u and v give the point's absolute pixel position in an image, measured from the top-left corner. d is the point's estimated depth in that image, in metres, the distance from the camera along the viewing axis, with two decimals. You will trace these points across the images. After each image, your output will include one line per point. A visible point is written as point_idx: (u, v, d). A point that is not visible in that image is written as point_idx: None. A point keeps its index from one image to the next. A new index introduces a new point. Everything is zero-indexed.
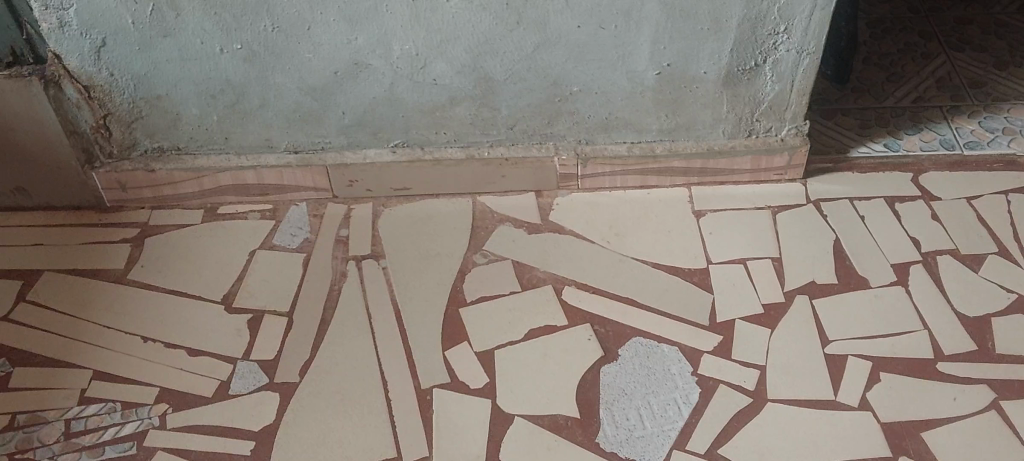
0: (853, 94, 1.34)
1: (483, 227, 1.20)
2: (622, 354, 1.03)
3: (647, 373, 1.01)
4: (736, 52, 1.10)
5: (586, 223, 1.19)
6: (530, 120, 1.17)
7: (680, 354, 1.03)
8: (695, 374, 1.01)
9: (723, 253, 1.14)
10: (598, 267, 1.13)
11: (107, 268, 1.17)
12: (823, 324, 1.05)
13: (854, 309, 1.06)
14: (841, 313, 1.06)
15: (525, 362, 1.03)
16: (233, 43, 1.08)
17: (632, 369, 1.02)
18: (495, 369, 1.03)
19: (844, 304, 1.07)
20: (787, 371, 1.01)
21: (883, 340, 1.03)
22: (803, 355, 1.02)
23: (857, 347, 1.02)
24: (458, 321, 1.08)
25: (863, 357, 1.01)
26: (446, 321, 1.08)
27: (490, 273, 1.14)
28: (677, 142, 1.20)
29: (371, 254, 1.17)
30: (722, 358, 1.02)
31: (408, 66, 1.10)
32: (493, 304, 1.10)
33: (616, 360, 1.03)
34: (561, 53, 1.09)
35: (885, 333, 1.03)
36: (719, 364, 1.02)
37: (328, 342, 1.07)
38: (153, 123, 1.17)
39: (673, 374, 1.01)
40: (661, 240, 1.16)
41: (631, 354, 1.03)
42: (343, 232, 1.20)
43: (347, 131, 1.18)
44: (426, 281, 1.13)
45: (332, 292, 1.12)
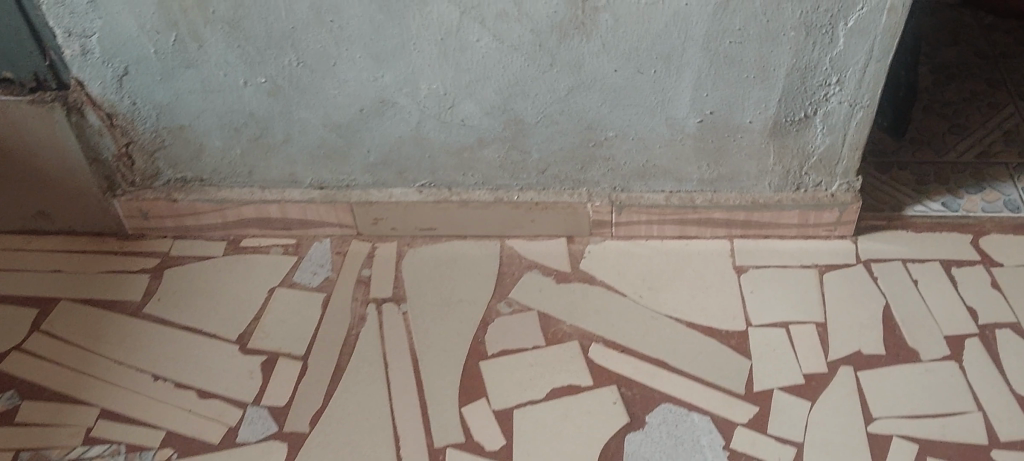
0: (914, 146, 1.25)
1: (510, 274, 1.15)
2: (648, 421, 0.98)
3: (674, 443, 0.95)
4: (784, 102, 1.03)
5: (619, 275, 1.14)
6: (564, 164, 1.11)
7: (712, 425, 0.97)
8: (726, 448, 0.95)
9: (762, 315, 1.08)
10: (630, 324, 1.08)
11: (125, 299, 1.15)
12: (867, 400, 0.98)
13: (900, 385, 0.99)
14: (885, 389, 0.99)
15: (545, 425, 0.98)
16: (258, 76, 1.04)
17: (658, 438, 0.96)
18: (513, 431, 0.98)
19: (890, 379, 1.00)
20: (825, 449, 0.94)
21: (931, 421, 0.96)
22: (843, 433, 0.95)
23: (902, 427, 0.95)
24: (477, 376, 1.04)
25: (908, 439, 0.94)
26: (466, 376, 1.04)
27: (514, 326, 1.09)
28: (719, 193, 1.13)
29: (392, 297, 1.13)
30: (756, 432, 0.96)
31: (436, 105, 1.06)
32: (515, 360, 1.05)
33: (641, 428, 0.97)
34: (597, 97, 1.04)
35: (934, 414, 0.96)
36: (752, 438, 0.95)
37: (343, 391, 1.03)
38: (176, 153, 1.14)
39: (702, 445, 0.95)
40: (697, 298, 1.10)
41: (660, 421, 0.98)
42: (365, 272, 1.16)
43: (373, 169, 1.14)
44: (447, 331, 1.09)
45: (349, 337, 1.08)
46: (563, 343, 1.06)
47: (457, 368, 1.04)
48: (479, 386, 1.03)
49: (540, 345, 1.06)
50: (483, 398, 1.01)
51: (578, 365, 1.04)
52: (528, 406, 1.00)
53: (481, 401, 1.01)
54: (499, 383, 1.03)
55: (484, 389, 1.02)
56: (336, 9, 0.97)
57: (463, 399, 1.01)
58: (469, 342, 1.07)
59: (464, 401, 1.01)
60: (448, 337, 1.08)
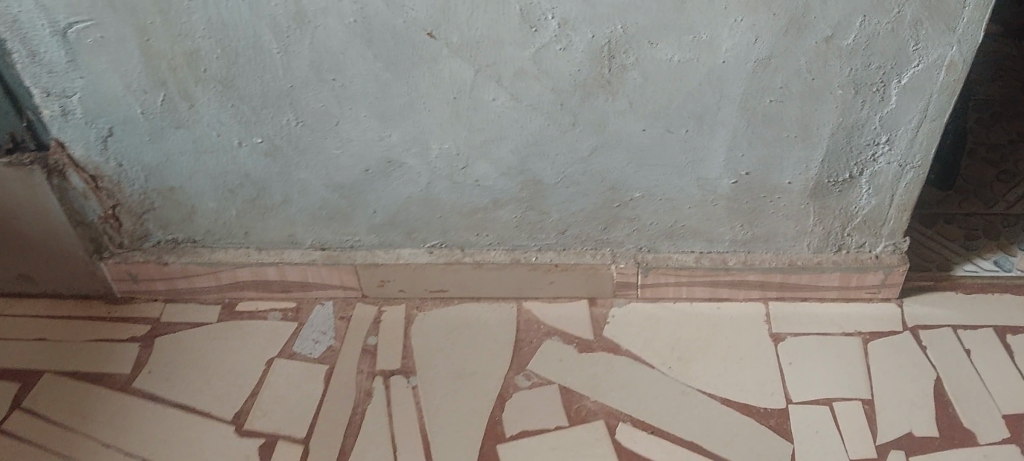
0: (960, 196, 1.17)
1: (528, 342, 1.06)
2: None
3: None
4: (827, 162, 0.94)
5: (645, 343, 1.05)
6: (586, 224, 1.03)
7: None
8: None
9: (804, 391, 0.99)
10: (660, 401, 0.99)
11: (113, 372, 1.06)
12: None
13: None
14: None
15: None
16: (253, 136, 0.96)
17: None
18: None
19: None
20: None
21: None
22: None
23: None
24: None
25: None
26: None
27: (533, 402, 1.00)
28: (753, 253, 1.05)
29: (400, 369, 1.04)
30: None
31: (447, 166, 0.97)
32: (534, 443, 0.96)
33: None
34: (623, 157, 0.95)
35: None
36: None
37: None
38: (166, 215, 1.05)
39: None
40: (732, 370, 1.02)
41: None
42: (370, 340, 1.07)
43: (379, 230, 1.05)
44: (460, 408, 1.00)
45: (354, 416, 1.00)
46: (587, 422, 0.98)
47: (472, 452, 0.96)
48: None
49: (562, 425, 0.98)
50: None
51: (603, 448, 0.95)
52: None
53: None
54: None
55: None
56: (337, 67, 0.89)
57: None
58: (484, 423, 0.98)
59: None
60: (461, 416, 0.99)
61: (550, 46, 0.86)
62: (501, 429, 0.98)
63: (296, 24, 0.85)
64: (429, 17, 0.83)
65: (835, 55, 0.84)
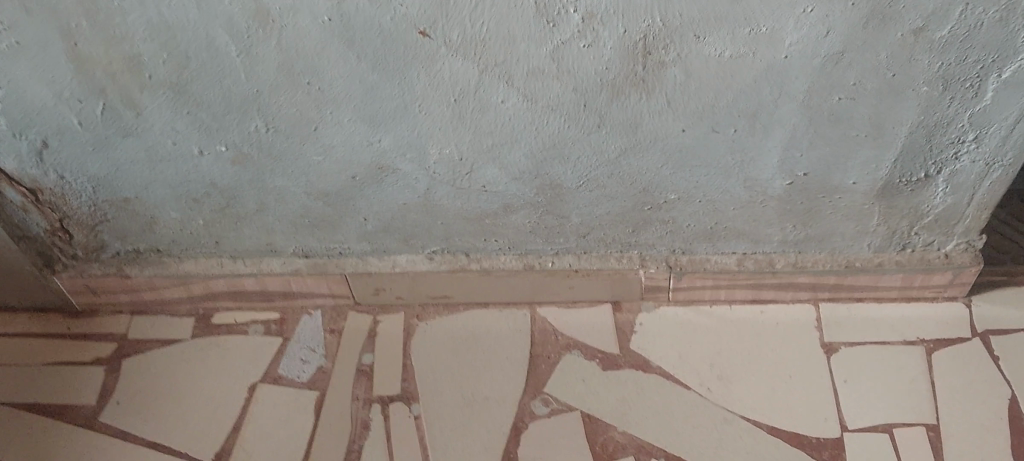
0: (1023, 195, 1.06)
1: (545, 358, 0.93)
2: None
3: None
4: (901, 162, 0.79)
5: (680, 358, 0.92)
6: (611, 227, 0.88)
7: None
8: None
9: (862, 414, 0.88)
10: (697, 432, 0.88)
11: (76, 402, 0.94)
12: None
13: None
14: None
15: None
16: (216, 144, 0.80)
17: None
18: None
19: None
20: None
21: None
22: None
23: None
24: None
25: None
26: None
27: (552, 434, 0.88)
28: (804, 254, 0.91)
29: (401, 394, 0.92)
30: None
31: (450, 172, 0.82)
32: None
33: None
34: (657, 159, 0.80)
35: None
36: None
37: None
38: (123, 225, 0.91)
39: None
40: (779, 389, 0.90)
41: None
42: (366, 358, 0.94)
43: (371, 237, 0.91)
44: (469, 443, 0.88)
45: (350, 454, 0.88)
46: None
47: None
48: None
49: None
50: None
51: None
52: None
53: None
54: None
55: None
56: (313, 69, 0.72)
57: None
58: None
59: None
60: (470, 453, 0.87)
61: (573, 42, 0.70)
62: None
63: (259, 23, 0.68)
64: (423, 12, 0.67)
65: (923, 48, 0.68)
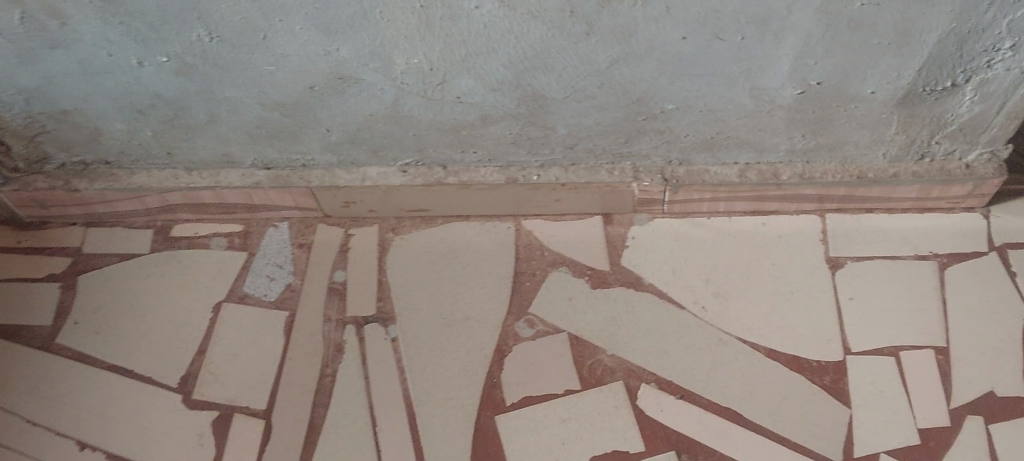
0: None
1: (529, 275, 0.86)
2: None
3: None
4: (926, 71, 0.70)
5: (674, 274, 0.86)
6: (601, 138, 0.80)
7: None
8: None
9: (866, 336, 0.82)
10: (692, 355, 0.82)
11: (32, 322, 0.88)
12: None
13: None
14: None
15: None
16: (155, 55, 0.71)
17: None
18: None
19: None
20: None
21: None
22: None
23: None
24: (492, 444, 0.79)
25: None
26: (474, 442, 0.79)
27: (536, 358, 0.82)
28: (813, 163, 0.83)
29: (376, 315, 0.86)
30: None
31: (420, 84, 0.73)
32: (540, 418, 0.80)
33: None
34: (652, 68, 0.71)
35: None
36: None
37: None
38: (65, 137, 0.82)
39: None
40: (778, 309, 0.84)
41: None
42: (338, 276, 0.88)
43: (336, 149, 0.83)
44: (449, 367, 0.83)
45: (323, 380, 0.83)
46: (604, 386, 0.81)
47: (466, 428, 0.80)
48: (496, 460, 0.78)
49: (574, 391, 0.81)
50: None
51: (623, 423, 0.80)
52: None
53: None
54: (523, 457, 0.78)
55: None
56: None
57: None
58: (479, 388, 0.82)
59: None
60: (450, 378, 0.82)
61: None
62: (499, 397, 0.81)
63: None
64: None
65: None
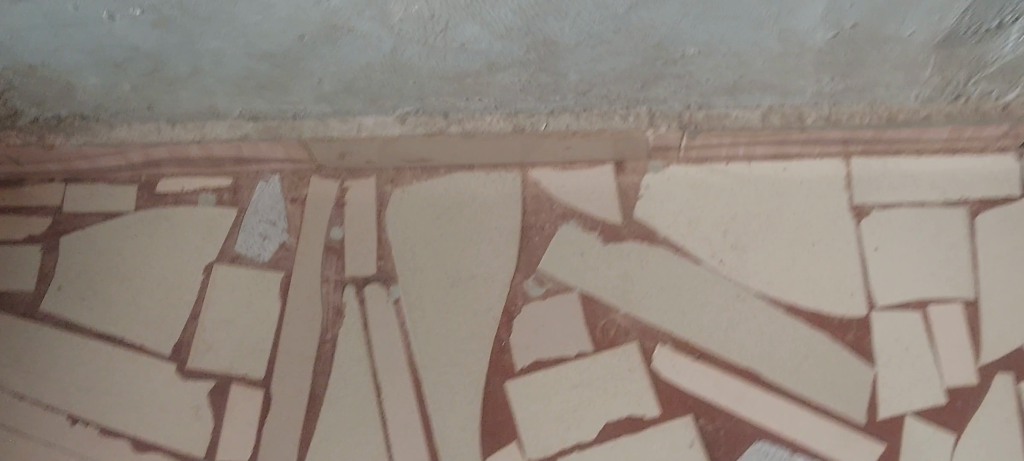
0: None
1: (539, 229, 0.82)
2: None
3: None
4: (972, 12, 0.64)
5: (690, 226, 0.81)
6: (616, 84, 0.74)
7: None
8: None
9: (892, 288, 0.79)
10: (710, 313, 0.79)
11: (15, 288, 0.85)
12: None
13: None
14: None
15: None
16: (128, 7, 0.64)
17: None
18: None
19: None
20: None
21: None
22: None
23: None
24: (506, 413, 0.78)
25: None
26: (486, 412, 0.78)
27: (550, 320, 0.79)
28: (841, 105, 0.77)
29: (378, 274, 0.82)
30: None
31: (421, 31, 0.67)
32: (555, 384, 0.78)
33: None
34: (673, 12, 0.65)
35: None
36: None
37: (331, 441, 0.78)
38: (36, 92, 0.76)
39: None
40: (800, 261, 0.80)
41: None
42: (336, 232, 0.83)
43: (330, 98, 0.77)
44: (457, 332, 0.80)
45: (323, 347, 0.80)
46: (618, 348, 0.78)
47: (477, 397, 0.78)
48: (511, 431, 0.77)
49: (589, 354, 0.78)
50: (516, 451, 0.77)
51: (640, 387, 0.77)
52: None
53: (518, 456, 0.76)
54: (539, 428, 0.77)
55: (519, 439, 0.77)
56: None
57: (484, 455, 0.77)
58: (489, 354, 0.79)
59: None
60: (458, 343, 0.79)
61: None
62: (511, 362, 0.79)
63: None
64: None
65: None
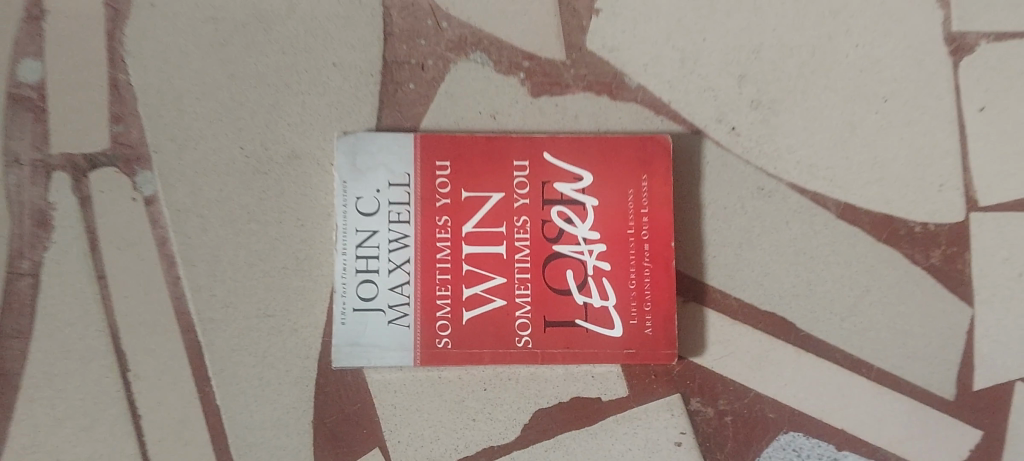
0: None
1: (416, 65, 0.45)
2: None
3: None
4: None
5: (683, 65, 0.46)
6: None
7: None
8: None
9: (1005, 175, 0.47)
10: (712, 223, 0.46)
11: None
12: None
13: None
14: None
15: None
16: None
17: None
18: None
19: None
20: None
21: None
22: None
23: None
24: (432, 262, 0.43)
25: None
26: (423, 254, 0.43)
27: (507, 146, 0.44)
28: None
29: (114, 149, 0.44)
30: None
31: None
32: (523, 220, 0.43)
33: None
34: None
35: None
36: None
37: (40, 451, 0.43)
38: None
39: None
40: (858, 128, 0.47)
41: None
42: (28, 69, 0.45)
43: None
44: (399, 162, 0.43)
45: (19, 284, 0.44)
46: (631, 162, 0.44)
47: (401, 239, 0.43)
48: (566, 271, 0.43)
49: (574, 183, 0.44)
50: (482, 321, 0.43)
51: (670, 250, 0.43)
52: (596, 338, 0.43)
53: (487, 311, 0.43)
54: (509, 270, 0.43)
55: (548, 300, 0.43)
56: None
57: (427, 340, 0.43)
58: (416, 196, 0.43)
59: (456, 355, 0.43)
60: (374, 191, 0.43)
61: None
62: (453, 181, 0.43)
63: None
64: None
65: None
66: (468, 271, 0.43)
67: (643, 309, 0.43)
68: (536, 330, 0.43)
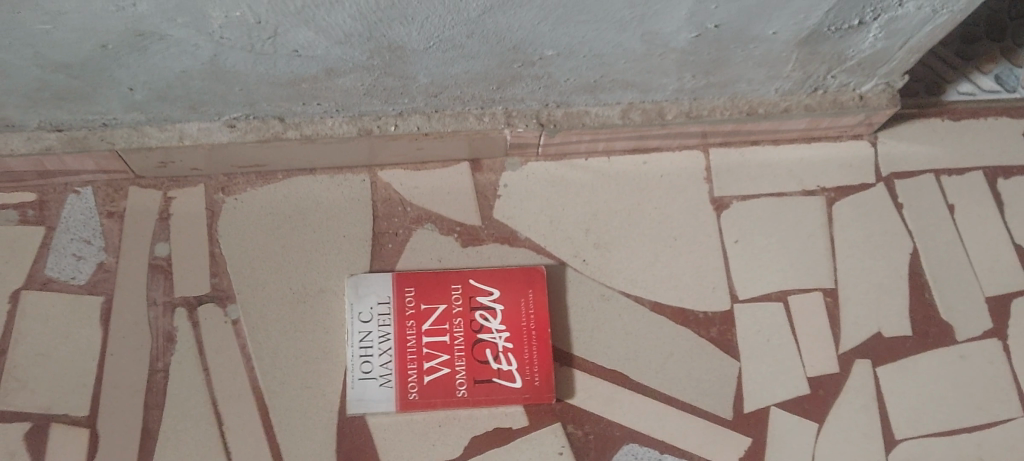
0: None
1: (392, 234, 0.76)
2: None
3: None
4: (809, 46, 0.64)
5: (553, 225, 0.77)
6: (468, 86, 0.67)
7: None
8: None
9: (752, 280, 0.78)
10: (574, 318, 0.75)
11: None
12: (888, 408, 0.75)
13: (926, 380, 0.76)
14: (909, 389, 0.76)
15: None
16: None
17: None
18: None
19: (916, 372, 0.76)
20: None
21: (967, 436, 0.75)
22: None
23: (933, 450, 0.74)
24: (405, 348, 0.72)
25: None
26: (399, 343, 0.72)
27: (447, 278, 0.74)
28: (702, 99, 0.73)
29: (212, 293, 0.74)
30: None
31: (245, 38, 0.55)
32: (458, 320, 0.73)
33: None
34: (511, 39, 0.58)
35: (970, 426, 0.75)
36: None
37: None
38: None
39: None
40: (660, 256, 0.77)
41: None
42: (161, 248, 0.75)
43: (142, 107, 0.66)
44: (384, 290, 0.73)
45: (156, 376, 0.72)
46: (522, 283, 0.74)
47: (386, 335, 0.72)
48: (485, 350, 0.72)
49: (488, 297, 0.73)
50: (436, 381, 0.71)
51: (547, 335, 0.73)
52: (505, 389, 0.71)
53: (439, 375, 0.71)
54: (451, 350, 0.72)
55: (475, 367, 0.72)
56: None
57: (403, 394, 0.71)
58: (394, 309, 0.73)
59: (421, 402, 0.71)
60: (369, 308, 0.73)
61: None
62: (416, 300, 0.73)
63: None
64: None
65: None
66: (427, 352, 0.72)
67: (533, 370, 0.72)
68: (468, 385, 0.71)
